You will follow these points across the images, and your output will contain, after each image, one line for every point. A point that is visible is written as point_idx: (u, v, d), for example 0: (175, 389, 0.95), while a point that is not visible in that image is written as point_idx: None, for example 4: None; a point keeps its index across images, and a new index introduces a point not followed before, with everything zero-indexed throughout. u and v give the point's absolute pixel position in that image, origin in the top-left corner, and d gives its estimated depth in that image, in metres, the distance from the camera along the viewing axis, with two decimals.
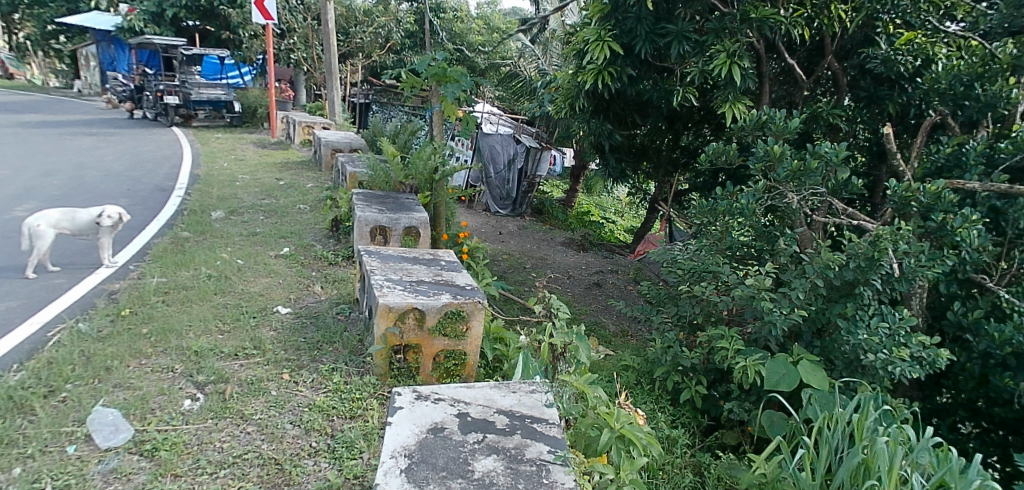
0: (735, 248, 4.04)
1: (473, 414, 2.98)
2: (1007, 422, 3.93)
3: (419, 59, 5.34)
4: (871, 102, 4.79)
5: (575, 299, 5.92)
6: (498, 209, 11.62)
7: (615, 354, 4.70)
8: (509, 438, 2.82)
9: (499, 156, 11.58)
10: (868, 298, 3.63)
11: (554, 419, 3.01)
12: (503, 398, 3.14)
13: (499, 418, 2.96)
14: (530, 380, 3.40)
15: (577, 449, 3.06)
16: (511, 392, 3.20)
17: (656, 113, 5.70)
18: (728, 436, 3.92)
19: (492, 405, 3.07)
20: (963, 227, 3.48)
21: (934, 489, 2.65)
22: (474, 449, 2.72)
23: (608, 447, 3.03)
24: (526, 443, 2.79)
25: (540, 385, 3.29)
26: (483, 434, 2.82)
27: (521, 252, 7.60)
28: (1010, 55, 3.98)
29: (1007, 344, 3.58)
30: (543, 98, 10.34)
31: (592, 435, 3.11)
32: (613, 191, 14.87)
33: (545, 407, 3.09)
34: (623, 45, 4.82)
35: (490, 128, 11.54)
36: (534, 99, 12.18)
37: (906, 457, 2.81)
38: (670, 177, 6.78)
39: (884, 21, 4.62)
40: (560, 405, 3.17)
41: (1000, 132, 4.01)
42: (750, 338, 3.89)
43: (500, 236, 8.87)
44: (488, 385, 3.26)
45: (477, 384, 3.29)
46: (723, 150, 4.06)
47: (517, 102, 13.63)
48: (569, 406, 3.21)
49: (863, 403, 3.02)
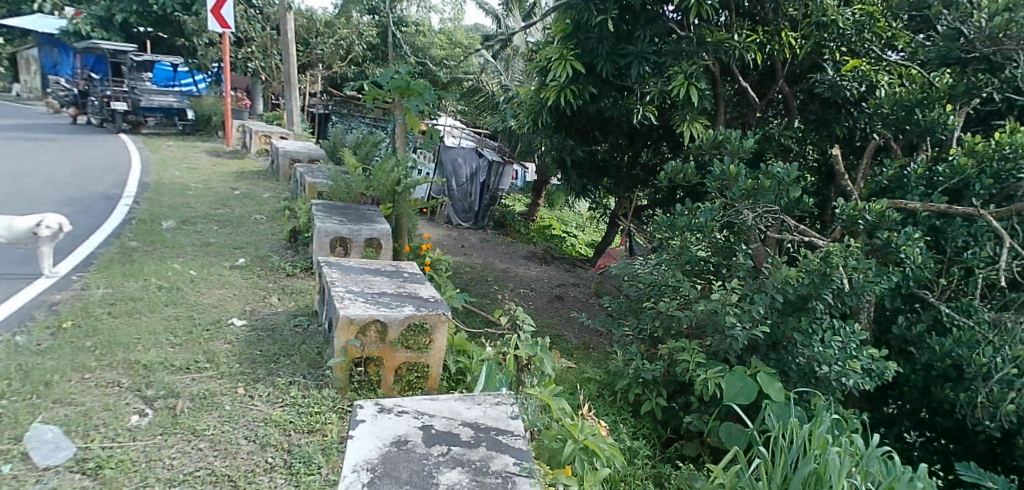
0: (693, 263, 4.16)
1: (438, 427, 2.96)
2: (949, 431, 4.15)
3: (382, 71, 5.32)
4: (820, 125, 5.03)
5: (538, 312, 5.93)
6: (460, 221, 11.66)
7: (577, 366, 4.74)
8: (474, 450, 2.81)
9: (461, 170, 11.70)
10: (821, 311, 3.77)
11: (520, 431, 3.01)
12: (468, 410, 3.13)
13: (464, 430, 2.96)
14: (494, 392, 3.40)
15: (541, 461, 3.07)
16: (476, 404, 3.19)
17: (618, 130, 5.82)
18: (688, 447, 4.00)
19: (456, 417, 3.06)
20: (906, 244, 3.68)
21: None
22: (438, 462, 2.70)
23: (572, 457, 3.09)
24: (492, 455, 2.79)
25: (505, 397, 3.31)
26: (447, 447, 2.81)
27: (484, 265, 7.59)
28: (947, 84, 4.17)
29: (947, 356, 3.77)
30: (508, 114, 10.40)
31: (555, 447, 3.13)
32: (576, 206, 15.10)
33: (510, 418, 3.10)
34: (585, 64, 4.91)
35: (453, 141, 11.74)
36: (496, 114, 12.30)
37: (857, 465, 2.94)
38: (630, 193, 6.81)
39: (830, 49, 4.73)
40: (525, 417, 3.19)
41: (939, 155, 4.22)
42: (710, 350, 3.96)
43: (462, 249, 8.83)
44: (452, 397, 3.25)
45: (441, 396, 3.27)
46: (680, 168, 4.19)
47: (479, 117, 13.66)
48: (533, 418, 3.24)
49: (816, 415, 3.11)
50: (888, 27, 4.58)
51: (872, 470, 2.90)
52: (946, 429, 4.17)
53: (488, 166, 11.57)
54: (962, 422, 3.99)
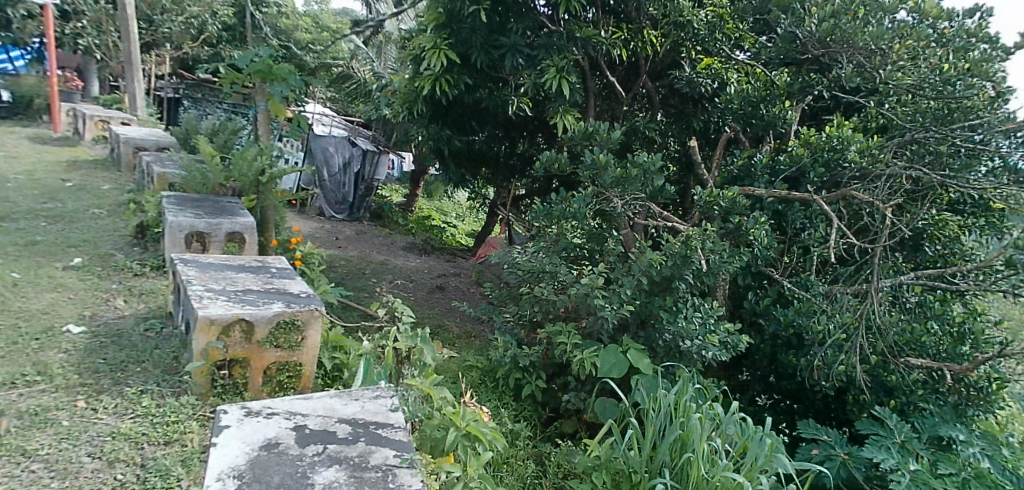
0: (570, 249, 4.30)
1: (312, 426, 2.84)
2: (791, 392, 4.67)
3: (240, 54, 4.97)
4: (679, 118, 5.46)
5: (417, 304, 5.87)
6: (333, 213, 11.68)
7: (458, 355, 4.75)
8: (352, 446, 2.73)
9: (333, 160, 11.79)
10: (683, 291, 4.07)
11: (400, 423, 2.96)
12: (344, 407, 3.03)
13: (341, 427, 2.86)
14: (373, 386, 3.33)
15: (423, 452, 3.05)
16: (353, 400, 3.10)
17: (493, 121, 5.88)
18: (566, 425, 4.15)
19: (332, 414, 2.95)
20: (753, 228, 4.05)
21: (737, 454, 3.06)
22: (313, 462, 2.60)
23: (455, 444, 3.06)
24: (371, 450, 2.73)
25: (385, 390, 3.24)
26: (323, 446, 2.70)
27: (360, 257, 7.38)
28: (785, 83, 4.62)
29: (789, 325, 4.26)
30: (382, 103, 10.15)
31: (438, 436, 3.09)
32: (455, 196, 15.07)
33: (390, 412, 3.04)
34: (459, 54, 4.92)
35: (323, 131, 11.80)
36: (369, 102, 11.98)
37: (716, 429, 3.18)
38: (509, 182, 6.93)
39: (687, 47, 5.10)
40: (405, 409, 3.15)
41: (780, 146, 4.69)
42: (585, 331, 4.14)
43: (336, 241, 8.51)
44: (328, 394, 3.13)
45: (315, 394, 3.14)
46: (555, 158, 4.30)
47: (352, 104, 13.25)
48: (414, 409, 3.19)
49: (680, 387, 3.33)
50: (736, 29, 5.01)
51: (729, 432, 3.14)
52: (789, 391, 4.68)
53: (361, 156, 11.77)
54: (802, 384, 4.50)
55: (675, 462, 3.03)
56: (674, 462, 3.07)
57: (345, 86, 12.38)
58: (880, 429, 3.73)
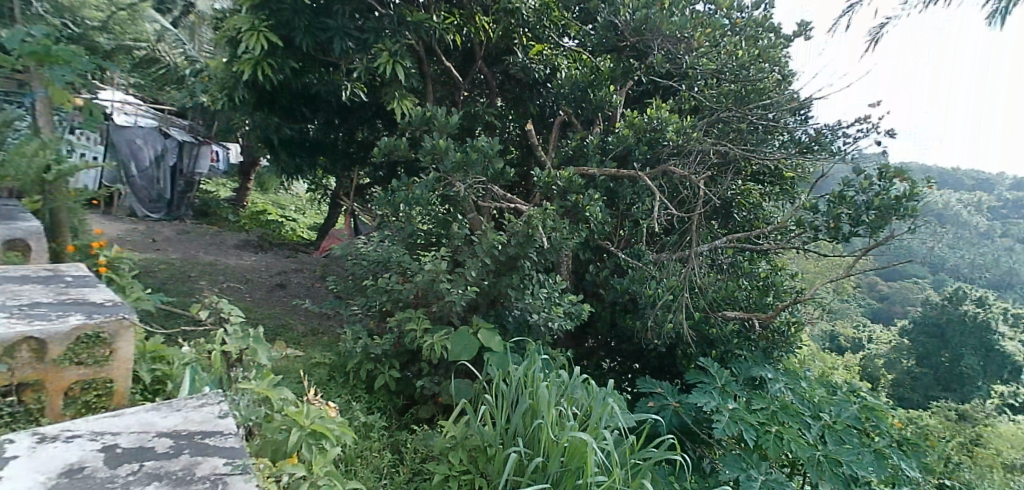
0: (416, 236, 4.25)
1: (124, 444, 2.46)
2: (631, 354, 5.07)
3: (7, 33, 4.32)
4: (517, 103, 5.64)
5: (256, 305, 5.53)
6: (149, 212, 10.80)
7: (305, 353, 4.55)
8: (174, 460, 2.40)
9: (142, 154, 10.78)
10: (528, 268, 4.20)
11: (231, 429, 2.65)
12: (164, 420, 2.65)
13: (160, 442, 2.50)
14: (198, 395, 2.95)
15: (263, 458, 2.78)
16: (174, 412, 2.72)
17: (326, 107, 5.66)
18: (423, 410, 4.06)
19: (149, 430, 2.57)
20: (589, 205, 4.33)
21: (584, 415, 3.18)
22: (127, 482, 2.24)
23: (298, 445, 2.86)
24: (196, 461, 2.40)
25: (212, 397, 2.89)
26: (138, 464, 2.34)
27: (185, 259, 6.78)
28: (608, 68, 4.97)
29: (626, 292, 4.64)
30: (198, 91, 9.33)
31: (279, 439, 2.86)
32: (290, 188, 14.34)
33: (219, 419, 2.71)
34: (281, 36, 4.64)
35: (124, 122, 10.57)
36: (183, 89, 10.97)
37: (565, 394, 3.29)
38: (349, 172, 6.72)
39: (518, 34, 5.28)
40: (238, 414, 2.84)
41: (608, 128, 5.02)
42: (435, 316, 4.09)
43: (154, 244, 7.74)
44: (142, 409, 2.73)
45: (128, 410, 2.72)
46: (393, 144, 4.25)
47: (163, 92, 12.04)
48: (249, 413, 2.90)
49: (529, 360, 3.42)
50: (562, 17, 5.22)
51: (577, 395, 3.28)
52: (629, 352, 5.08)
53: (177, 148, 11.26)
54: (639, 344, 4.91)
55: (528, 428, 3.11)
56: (527, 429, 3.11)
57: (149, 71, 11.17)
58: (705, 377, 4.22)
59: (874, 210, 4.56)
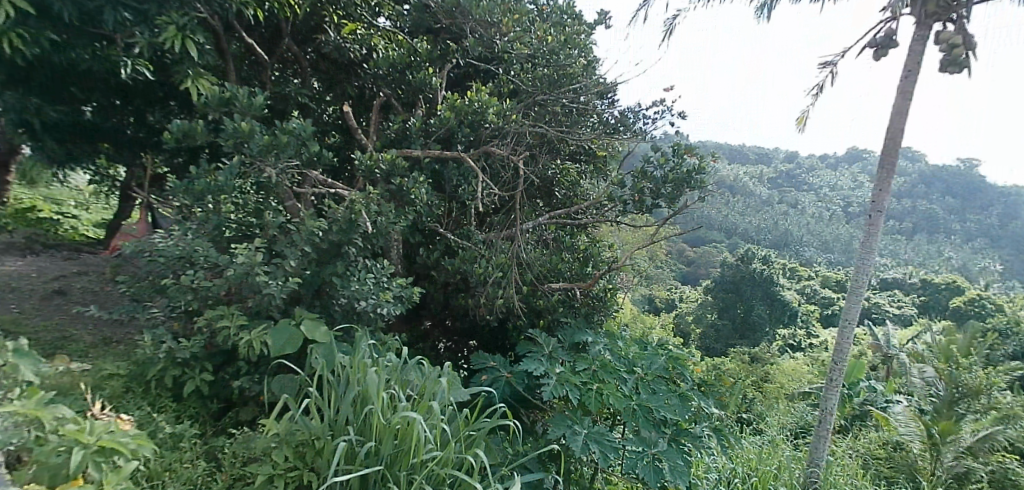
0: (223, 228, 3.80)
1: None
2: (467, 331, 5.13)
3: None
4: (334, 83, 5.34)
5: (27, 316, 4.83)
6: None
7: (95, 364, 4.02)
8: None
9: None
10: (353, 255, 4.05)
11: None
12: None
13: None
14: None
15: (40, 485, 2.50)
16: None
17: (103, 85, 5.04)
18: (244, 412, 3.67)
19: None
20: (414, 188, 4.28)
21: (417, 397, 3.16)
22: None
23: (83, 463, 2.57)
24: None
25: None
26: None
27: None
28: (425, 50, 4.93)
29: (457, 272, 4.65)
30: None
31: (56, 463, 2.55)
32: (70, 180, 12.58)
33: None
34: (36, 4, 3.98)
35: None
36: None
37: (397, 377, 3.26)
38: (140, 160, 6.03)
39: (329, 11, 5.00)
40: None
41: (430, 110, 4.99)
42: (252, 311, 3.77)
43: None
44: None
45: None
46: (189, 127, 3.88)
47: None
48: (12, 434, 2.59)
49: (358, 347, 3.31)
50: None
51: (411, 378, 3.26)
52: (463, 330, 5.14)
53: None
54: (473, 321, 4.98)
55: (359, 416, 3.03)
56: (358, 416, 3.04)
57: None
58: (534, 346, 4.43)
59: (670, 184, 5.10)
